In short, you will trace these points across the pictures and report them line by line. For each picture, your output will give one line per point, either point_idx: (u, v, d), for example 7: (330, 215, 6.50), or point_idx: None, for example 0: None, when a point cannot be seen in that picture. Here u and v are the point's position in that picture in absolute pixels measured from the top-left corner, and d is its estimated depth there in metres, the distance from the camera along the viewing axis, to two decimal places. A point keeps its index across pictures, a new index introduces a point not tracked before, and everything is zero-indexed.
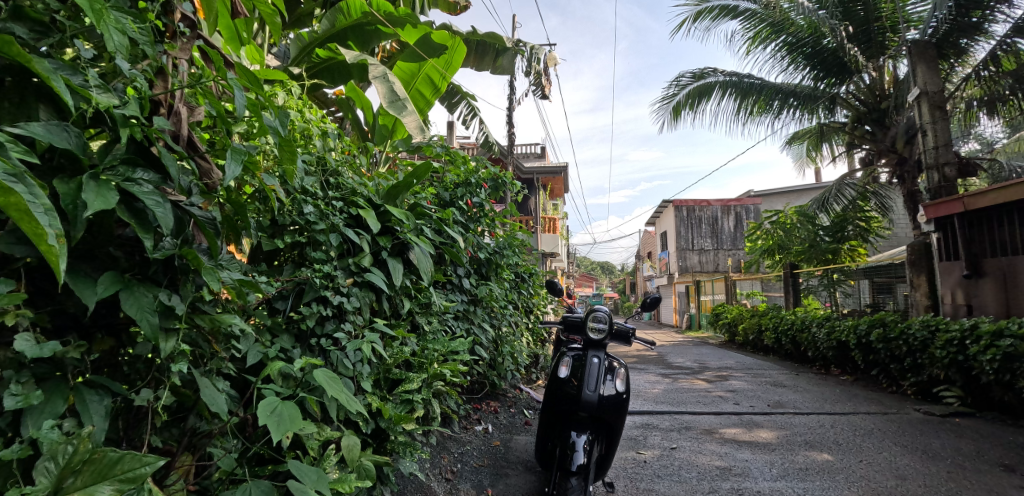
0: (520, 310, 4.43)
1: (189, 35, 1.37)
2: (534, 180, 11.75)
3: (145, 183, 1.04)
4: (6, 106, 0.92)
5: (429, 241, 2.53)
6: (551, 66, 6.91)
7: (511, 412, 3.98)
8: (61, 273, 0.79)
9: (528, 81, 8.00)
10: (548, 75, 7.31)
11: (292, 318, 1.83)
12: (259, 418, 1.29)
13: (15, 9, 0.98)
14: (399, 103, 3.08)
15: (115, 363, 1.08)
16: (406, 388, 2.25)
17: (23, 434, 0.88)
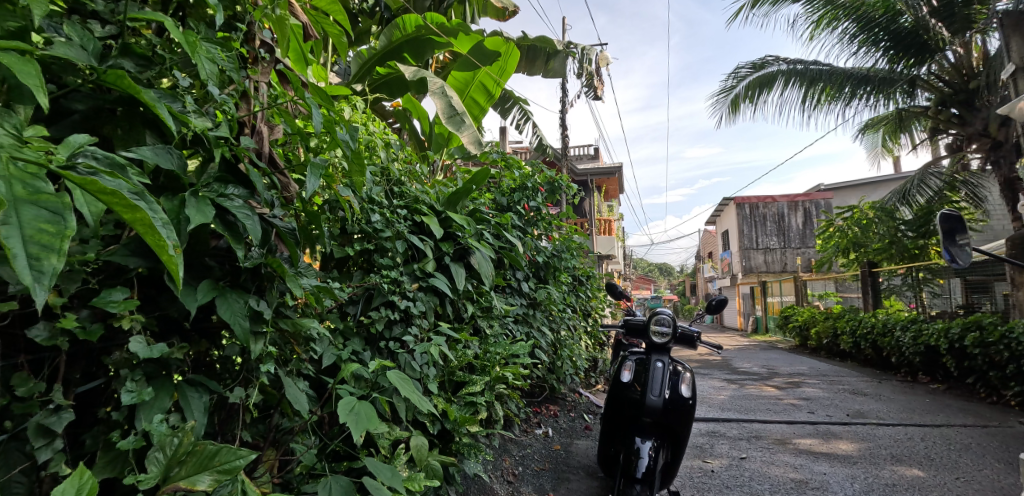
0: (578, 313, 4.41)
1: (268, 60, 1.49)
2: (587, 181, 11.66)
3: (235, 198, 1.14)
4: (118, 133, 1.03)
5: (489, 245, 2.59)
6: (602, 66, 6.84)
7: (571, 417, 3.94)
8: (179, 280, 0.83)
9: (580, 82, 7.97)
10: (600, 75, 7.25)
11: (362, 322, 1.92)
12: (339, 417, 1.36)
13: (124, 46, 1.10)
14: (457, 118, 3.02)
15: (209, 363, 1.18)
16: (470, 391, 2.30)
17: (137, 427, 0.97)
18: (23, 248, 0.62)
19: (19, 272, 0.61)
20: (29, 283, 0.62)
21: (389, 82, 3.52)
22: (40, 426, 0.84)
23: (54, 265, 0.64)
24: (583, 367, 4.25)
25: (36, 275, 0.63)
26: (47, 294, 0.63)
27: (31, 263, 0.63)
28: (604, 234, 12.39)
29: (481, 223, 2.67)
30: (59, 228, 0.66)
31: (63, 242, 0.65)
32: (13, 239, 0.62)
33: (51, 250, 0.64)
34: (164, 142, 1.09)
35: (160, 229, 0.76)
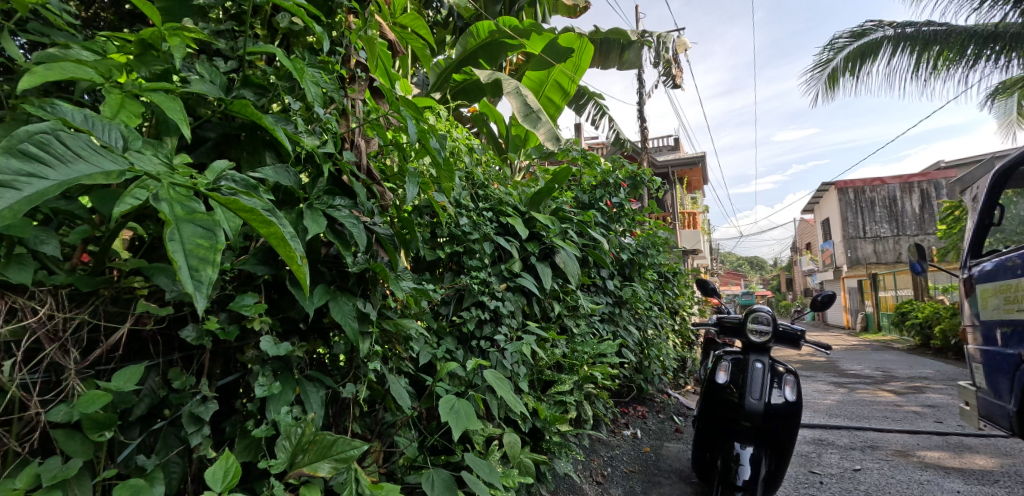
0: (665, 311, 4.29)
1: (363, 79, 1.61)
2: (668, 174, 11.29)
3: (342, 208, 1.23)
4: (244, 155, 1.16)
5: (573, 243, 2.60)
6: (681, 53, 6.59)
7: (660, 419, 3.83)
8: (306, 287, 0.90)
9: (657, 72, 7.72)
10: (679, 63, 6.99)
11: (454, 321, 2.00)
12: (440, 414, 1.43)
13: (245, 78, 1.25)
14: (533, 116, 3.21)
15: (323, 360, 1.29)
16: (559, 389, 2.32)
17: (268, 417, 1.08)
18: (185, 261, 0.71)
19: (183, 280, 0.69)
20: (191, 290, 0.69)
21: (466, 88, 3.63)
22: (191, 415, 0.95)
23: (210, 275, 0.72)
24: (672, 368, 4.12)
25: (195, 284, 0.71)
26: (206, 300, 0.71)
27: (191, 273, 0.71)
28: (688, 227, 11.90)
29: (564, 221, 2.70)
30: (211, 243, 0.74)
31: (216, 255, 0.73)
32: (178, 252, 0.71)
33: (207, 263, 0.72)
34: (281, 161, 1.22)
35: (290, 242, 0.84)
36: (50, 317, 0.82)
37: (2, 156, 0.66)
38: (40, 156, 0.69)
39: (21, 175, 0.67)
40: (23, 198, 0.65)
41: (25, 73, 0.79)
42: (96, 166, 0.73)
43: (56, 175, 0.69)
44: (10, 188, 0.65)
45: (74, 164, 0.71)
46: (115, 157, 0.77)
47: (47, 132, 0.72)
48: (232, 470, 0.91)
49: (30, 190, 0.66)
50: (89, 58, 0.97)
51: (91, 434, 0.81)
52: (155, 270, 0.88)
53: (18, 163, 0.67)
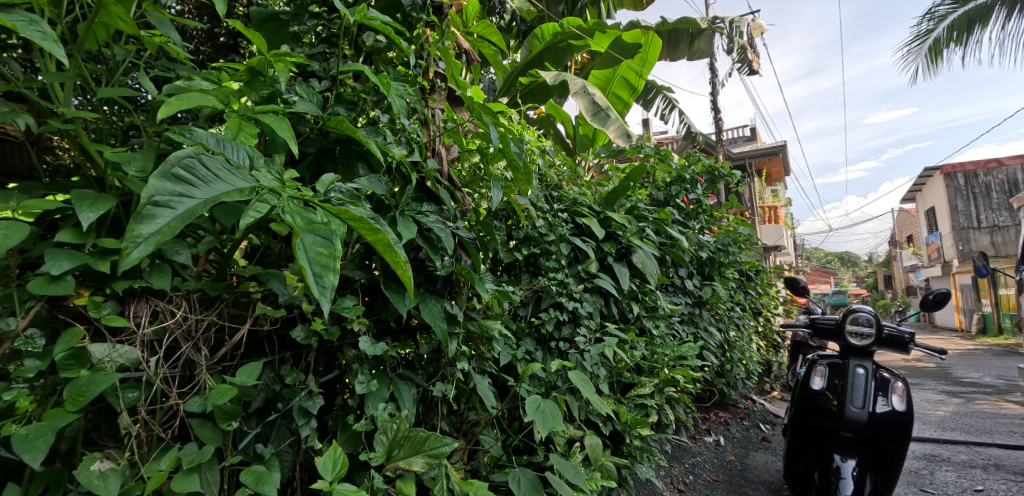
0: (748, 311, 4.08)
1: (443, 89, 1.68)
2: (746, 166, 10.73)
3: (429, 214, 1.29)
4: (341, 168, 1.25)
5: (651, 242, 2.55)
6: (756, 37, 6.24)
7: (745, 426, 3.65)
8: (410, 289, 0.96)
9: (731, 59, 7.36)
10: (755, 47, 6.63)
11: (533, 323, 2.02)
12: (526, 414, 1.45)
13: (338, 96, 1.34)
14: (601, 114, 3.22)
15: (413, 360, 1.36)
16: (639, 392, 2.27)
17: (367, 412, 1.15)
18: (310, 269, 0.78)
19: (310, 285, 0.76)
20: (317, 294, 0.76)
21: (532, 90, 3.66)
22: (301, 408, 1.03)
23: (332, 281, 0.79)
24: (756, 372, 3.92)
25: (320, 289, 0.77)
26: (330, 303, 0.77)
27: (316, 279, 0.78)
28: (770, 222, 11.23)
29: (639, 220, 2.65)
30: (329, 251, 0.80)
31: (335, 262, 0.79)
32: (304, 260, 0.78)
33: (328, 269, 0.79)
34: (373, 172, 1.29)
35: (395, 247, 0.89)
36: (186, 319, 0.92)
37: (159, 180, 0.75)
38: (187, 178, 0.78)
39: (173, 195, 0.76)
40: (177, 215, 0.75)
41: (163, 105, 0.90)
42: (231, 184, 0.81)
43: (200, 194, 0.78)
44: (166, 207, 0.75)
45: (213, 184, 0.80)
46: (244, 175, 0.85)
47: (192, 155, 0.80)
48: (340, 460, 0.97)
49: (182, 208, 0.76)
50: (208, 87, 1.08)
51: (221, 424, 0.89)
52: (269, 276, 0.98)
53: (172, 186, 0.76)
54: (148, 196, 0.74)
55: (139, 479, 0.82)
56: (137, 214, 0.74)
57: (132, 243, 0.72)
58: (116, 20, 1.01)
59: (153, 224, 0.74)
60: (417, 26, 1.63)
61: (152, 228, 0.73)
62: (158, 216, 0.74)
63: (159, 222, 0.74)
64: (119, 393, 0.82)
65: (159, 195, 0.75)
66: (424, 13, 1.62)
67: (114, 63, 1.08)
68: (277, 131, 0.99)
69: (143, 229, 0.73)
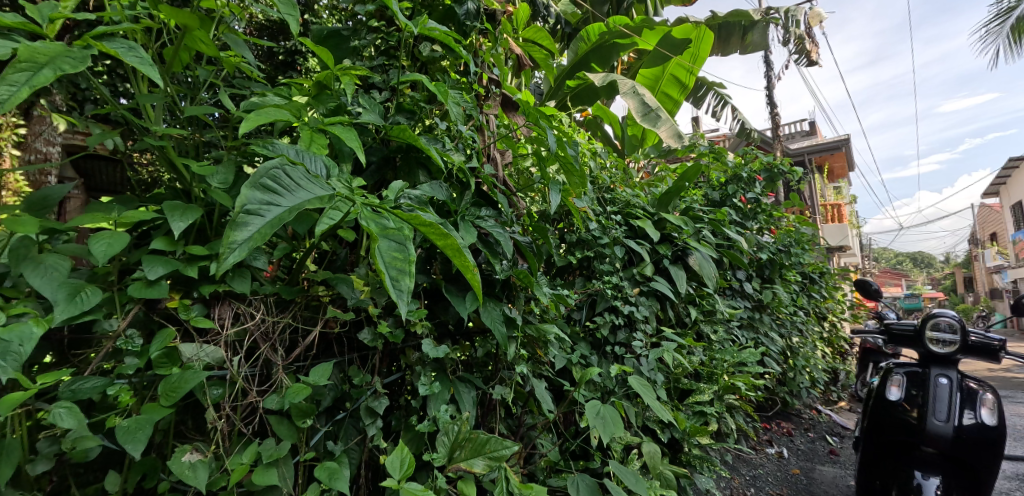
0: (812, 316, 3.88)
1: (497, 95, 1.71)
2: (805, 162, 10.22)
3: (487, 218, 1.32)
4: (403, 175, 1.29)
5: (709, 244, 2.47)
6: (814, 26, 5.96)
7: (810, 438, 3.44)
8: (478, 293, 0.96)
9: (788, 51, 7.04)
10: (814, 37, 6.31)
11: (588, 327, 2.00)
12: (586, 419, 1.44)
13: (398, 105, 1.39)
14: (652, 115, 3.16)
15: (472, 362, 1.38)
16: (698, 399, 2.20)
17: (430, 414, 1.17)
18: (388, 273, 0.79)
19: (389, 289, 0.77)
20: (395, 298, 0.78)
21: (578, 92, 3.64)
22: (368, 408, 1.06)
23: (408, 284, 0.80)
24: (822, 380, 3.71)
25: (398, 293, 0.79)
26: (407, 307, 0.79)
27: (394, 283, 0.79)
28: (834, 221, 10.63)
29: (695, 221, 2.57)
30: (405, 255, 0.81)
31: (410, 266, 0.80)
32: (381, 266, 0.79)
33: (405, 273, 0.80)
34: (433, 178, 1.32)
35: (465, 251, 0.90)
36: (264, 321, 0.97)
37: (249, 189, 0.78)
38: (274, 187, 0.81)
39: (262, 204, 0.79)
40: (266, 223, 0.78)
41: (244, 120, 0.96)
42: (311, 193, 0.84)
43: (285, 202, 0.81)
44: (256, 214, 0.78)
45: (296, 192, 0.83)
46: (322, 184, 0.88)
47: (277, 166, 0.83)
48: (407, 460, 1.00)
49: (270, 216, 0.79)
50: (280, 101, 1.14)
51: (297, 421, 0.93)
52: (339, 280, 1.03)
53: (260, 195, 0.79)
54: (241, 205, 0.76)
55: (223, 471, 0.87)
56: (231, 221, 0.76)
57: (228, 249, 0.75)
58: (198, 42, 1.08)
59: (246, 231, 0.77)
60: (471, 35, 1.66)
61: (244, 235, 0.76)
62: (249, 224, 0.77)
63: (251, 229, 0.76)
64: (205, 390, 0.87)
65: (250, 204, 0.77)
66: (478, 22, 1.65)
67: (196, 83, 1.16)
68: (346, 142, 1.04)
69: (237, 236, 0.76)
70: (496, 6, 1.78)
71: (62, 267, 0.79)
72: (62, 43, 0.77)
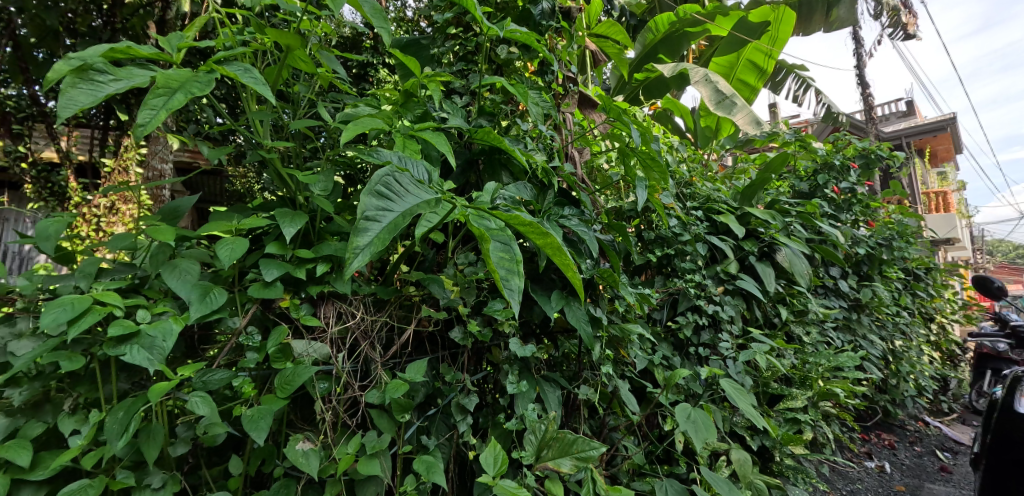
0: (917, 317, 3.54)
1: (574, 93, 1.70)
2: (904, 146, 9.34)
3: (571, 217, 1.31)
4: (485, 178, 1.33)
5: (799, 239, 2.32)
6: None
7: (917, 452, 3.12)
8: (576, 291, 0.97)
9: (880, 27, 6.47)
10: (911, 8, 5.76)
11: (669, 327, 1.94)
12: (676, 423, 1.40)
13: (480, 109, 1.43)
14: (727, 102, 3.06)
15: (556, 362, 1.39)
16: (790, 405, 2.07)
17: (517, 412, 1.19)
18: (498, 273, 0.83)
19: (502, 290, 0.81)
20: (507, 298, 0.82)
21: (648, 85, 3.59)
22: (458, 404, 1.10)
23: (518, 284, 0.84)
24: (931, 388, 3.36)
25: (510, 293, 0.83)
26: (519, 306, 0.83)
27: (505, 283, 0.83)
28: (940, 212, 9.61)
29: (783, 215, 2.42)
30: (510, 256, 0.84)
31: (519, 265, 0.83)
32: (492, 267, 0.83)
33: (514, 273, 0.83)
34: (515, 179, 1.34)
35: (565, 249, 0.91)
36: (364, 319, 1.02)
37: (366, 197, 0.82)
38: (387, 194, 0.84)
39: (378, 210, 0.82)
40: (384, 228, 0.81)
41: (345, 130, 1.01)
42: (419, 198, 0.88)
43: (397, 207, 0.84)
44: (374, 220, 0.81)
45: (406, 198, 0.86)
46: (427, 189, 0.91)
47: (388, 174, 0.87)
48: (500, 456, 1.01)
49: (386, 221, 0.82)
50: (372, 111, 1.19)
51: (396, 415, 0.98)
52: (431, 280, 1.07)
53: (376, 201, 0.82)
54: (361, 212, 0.80)
55: (332, 459, 0.93)
56: (352, 228, 0.80)
57: (353, 253, 0.78)
58: (298, 61, 1.15)
59: (366, 236, 0.79)
60: (546, 34, 1.67)
61: (366, 239, 0.79)
62: (369, 229, 0.80)
63: (372, 234, 0.79)
64: (314, 383, 0.93)
65: (368, 210, 0.81)
66: (554, 20, 1.66)
67: (295, 96, 1.24)
68: (436, 146, 1.07)
69: (360, 241, 0.79)
70: (570, 2, 1.77)
71: (193, 270, 0.88)
72: (191, 70, 0.84)
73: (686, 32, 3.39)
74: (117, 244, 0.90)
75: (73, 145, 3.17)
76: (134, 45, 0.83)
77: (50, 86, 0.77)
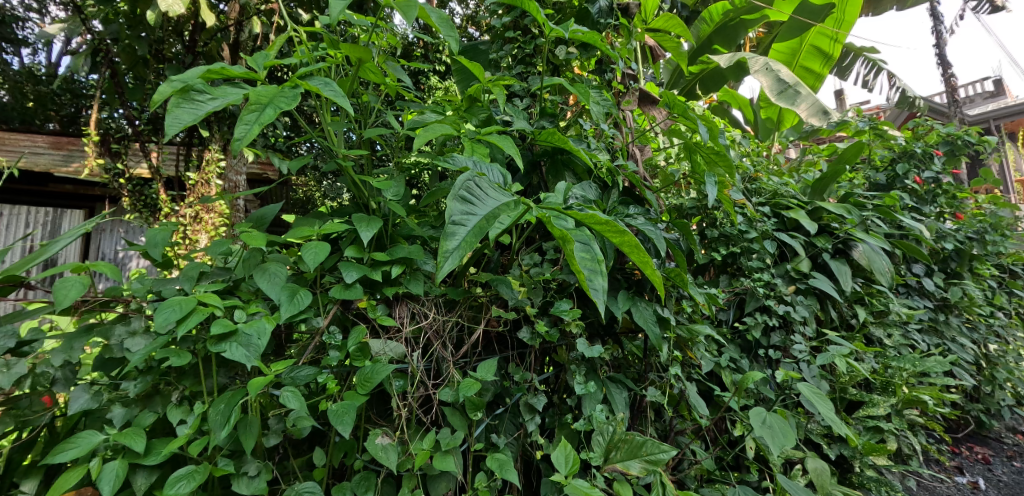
0: (1013, 318, 3.22)
1: (634, 89, 1.68)
2: (992, 131, 8.56)
3: (636, 216, 1.30)
4: (549, 179, 1.35)
5: (877, 234, 2.18)
6: None
7: (1017, 468, 2.74)
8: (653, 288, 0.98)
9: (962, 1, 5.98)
10: None
11: (737, 328, 1.87)
12: (751, 427, 1.35)
13: (542, 111, 1.44)
14: (789, 92, 2.93)
15: (621, 363, 1.38)
16: (871, 413, 1.94)
17: (585, 413, 1.18)
18: (583, 272, 0.86)
19: (589, 290, 0.85)
20: (594, 297, 0.85)
21: (704, 77, 3.51)
22: (527, 404, 1.11)
23: (601, 283, 0.87)
24: None
25: (595, 292, 0.86)
26: (604, 305, 0.87)
27: (589, 283, 0.87)
28: None
29: (859, 209, 2.28)
30: (592, 255, 0.88)
31: (601, 265, 0.87)
32: (577, 267, 0.86)
33: (597, 273, 0.87)
34: (578, 180, 1.35)
35: (642, 247, 0.92)
36: (436, 320, 1.06)
37: (451, 202, 0.84)
38: (469, 198, 0.87)
39: (463, 214, 0.84)
40: (471, 231, 0.82)
41: (417, 136, 1.04)
42: (498, 201, 0.89)
43: (480, 211, 0.86)
44: (460, 225, 0.83)
45: (487, 201, 0.88)
46: (503, 192, 0.93)
47: (469, 179, 0.89)
48: (572, 456, 1.01)
49: (472, 224, 0.83)
50: (437, 117, 1.22)
51: (469, 413, 1.00)
52: (499, 281, 1.09)
53: (460, 206, 0.85)
54: (448, 216, 0.82)
55: (408, 455, 0.96)
56: (441, 232, 0.82)
57: (444, 257, 0.79)
58: (368, 72, 1.20)
59: (455, 240, 0.81)
60: (605, 32, 1.66)
61: (455, 243, 0.81)
62: (457, 233, 0.82)
63: (460, 238, 0.81)
64: (391, 381, 0.97)
65: (455, 215, 0.83)
66: (613, 18, 1.65)
67: (363, 104, 1.28)
68: (504, 149, 1.09)
69: (449, 244, 0.80)
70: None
71: (281, 273, 0.94)
72: (277, 87, 0.90)
73: (743, 21, 3.27)
74: (215, 250, 0.98)
75: (161, 161, 3.44)
76: (226, 65, 0.90)
77: (156, 107, 0.84)
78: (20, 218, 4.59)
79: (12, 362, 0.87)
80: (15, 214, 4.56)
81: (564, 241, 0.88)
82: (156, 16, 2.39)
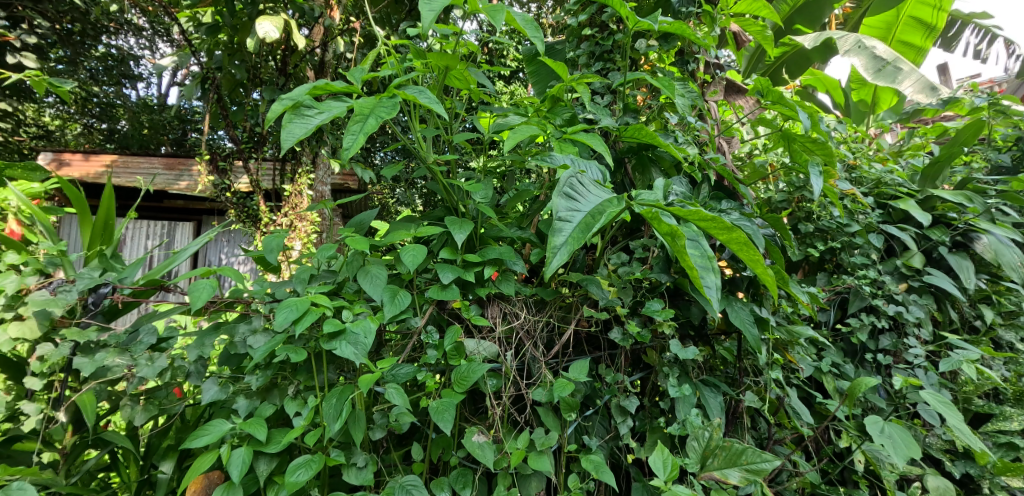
0: None
1: (718, 79, 1.61)
2: None
3: (730, 211, 1.25)
4: (634, 176, 1.33)
5: (1006, 224, 1.94)
6: None
7: None
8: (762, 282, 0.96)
9: None
10: None
11: (839, 330, 1.74)
12: (867, 438, 1.24)
13: (625, 107, 1.42)
14: (888, 69, 2.68)
15: (713, 365, 1.32)
16: (1003, 427, 1.72)
17: (679, 417, 1.14)
18: (695, 270, 0.86)
19: (702, 289, 0.84)
20: (708, 296, 0.85)
21: (788, 61, 3.30)
22: (618, 406, 1.09)
23: (713, 281, 0.87)
24: None
25: (708, 290, 0.86)
26: (718, 303, 0.86)
27: (702, 281, 0.87)
28: None
29: (981, 196, 2.05)
30: (702, 253, 0.88)
31: (711, 262, 0.88)
32: (688, 265, 0.86)
33: (708, 270, 0.87)
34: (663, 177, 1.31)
35: (753, 243, 0.89)
36: (527, 320, 1.08)
37: (556, 199, 0.84)
38: (573, 195, 0.87)
39: (568, 211, 0.84)
40: (576, 227, 0.82)
41: (507, 137, 1.06)
42: (600, 197, 0.89)
43: (584, 207, 0.86)
44: (566, 221, 0.83)
45: (590, 197, 0.88)
46: (603, 188, 0.93)
47: (571, 175, 0.89)
48: (670, 461, 0.98)
49: (577, 221, 0.83)
50: (520, 119, 1.22)
51: (563, 413, 1.00)
52: (589, 281, 1.08)
53: (565, 202, 0.85)
54: (554, 213, 0.82)
55: (503, 453, 0.98)
56: (547, 229, 0.82)
57: (553, 252, 0.79)
58: (453, 78, 1.23)
59: (561, 236, 0.81)
60: (688, 21, 1.60)
61: (561, 238, 0.81)
62: (563, 229, 0.82)
63: (566, 234, 0.81)
64: (485, 379, 0.99)
65: (560, 211, 0.83)
66: (694, 6, 1.59)
67: (447, 111, 1.31)
68: (594, 146, 1.08)
69: (556, 240, 0.81)
70: None
71: (381, 275, 0.98)
72: (374, 98, 0.94)
73: None
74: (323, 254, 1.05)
75: (260, 175, 3.73)
76: (329, 81, 0.95)
77: (271, 124, 0.91)
78: (141, 231, 5.14)
79: (156, 356, 0.97)
80: (138, 227, 5.08)
81: (673, 236, 0.86)
82: (256, 43, 2.59)
